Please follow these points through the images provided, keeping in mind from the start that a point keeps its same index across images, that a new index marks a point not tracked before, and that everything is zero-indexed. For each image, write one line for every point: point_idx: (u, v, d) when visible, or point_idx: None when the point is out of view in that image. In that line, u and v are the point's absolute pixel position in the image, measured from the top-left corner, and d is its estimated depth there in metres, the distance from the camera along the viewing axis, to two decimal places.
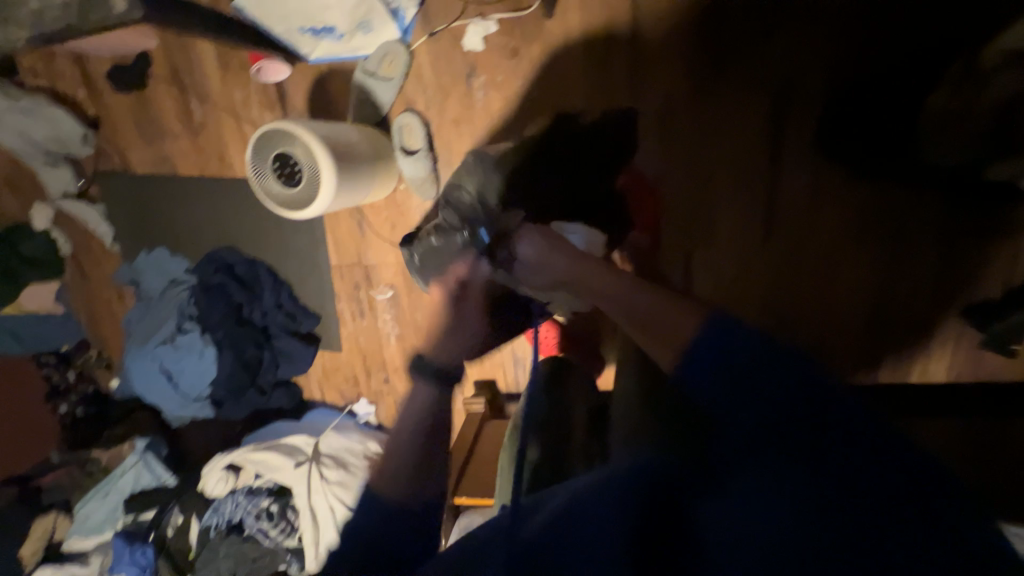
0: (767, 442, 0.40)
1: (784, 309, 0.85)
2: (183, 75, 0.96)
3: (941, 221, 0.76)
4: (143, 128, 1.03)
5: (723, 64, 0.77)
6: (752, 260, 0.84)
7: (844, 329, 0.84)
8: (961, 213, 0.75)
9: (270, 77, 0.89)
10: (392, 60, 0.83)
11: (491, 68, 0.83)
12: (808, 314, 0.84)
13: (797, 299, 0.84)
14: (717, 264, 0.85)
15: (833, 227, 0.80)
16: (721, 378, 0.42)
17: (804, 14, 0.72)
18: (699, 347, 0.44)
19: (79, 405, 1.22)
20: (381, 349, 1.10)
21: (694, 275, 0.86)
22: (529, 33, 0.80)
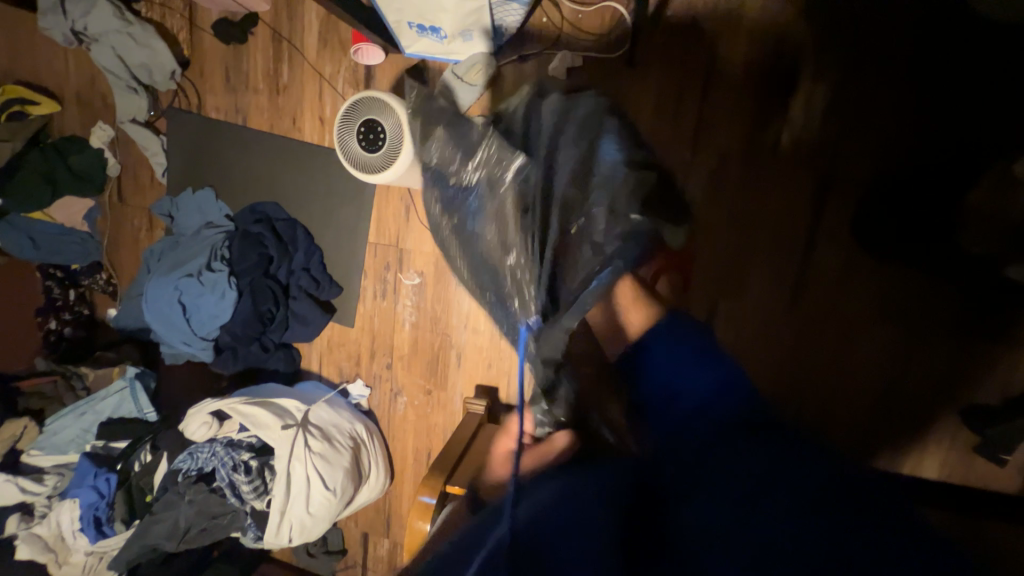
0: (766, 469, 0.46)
1: (796, 373, 0.88)
2: (283, 40, 1.04)
3: (950, 322, 0.82)
4: (229, 78, 1.10)
5: (775, 139, 0.85)
6: (774, 319, 0.88)
7: (848, 409, 0.87)
8: (972, 317, 0.81)
9: (365, 59, 0.96)
10: (480, 69, 0.90)
11: (567, 96, 0.91)
12: (817, 382, 0.88)
13: (811, 365, 0.88)
14: (741, 315, 0.89)
15: (855, 304, 0.85)
16: (714, 409, 0.55)
17: (853, 112, 0.82)
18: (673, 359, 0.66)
19: (69, 326, 1.21)
20: (392, 334, 1.11)
21: (718, 320, 0.90)
22: (608, 75, 0.89)
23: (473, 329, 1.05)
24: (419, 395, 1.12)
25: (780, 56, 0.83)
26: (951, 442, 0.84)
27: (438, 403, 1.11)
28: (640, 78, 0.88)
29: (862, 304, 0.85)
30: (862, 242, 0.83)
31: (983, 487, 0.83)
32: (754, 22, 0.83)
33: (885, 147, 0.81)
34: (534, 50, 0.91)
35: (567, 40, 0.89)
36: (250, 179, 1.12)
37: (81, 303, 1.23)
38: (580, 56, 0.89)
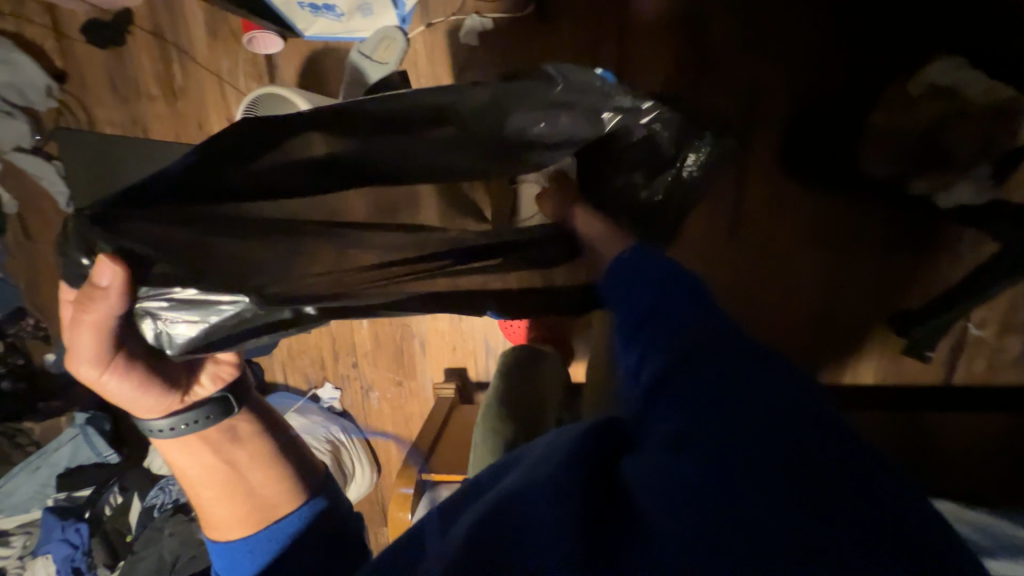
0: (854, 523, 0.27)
1: (744, 306, 0.92)
2: (167, 36, 0.94)
3: (874, 237, 0.87)
4: (115, 86, 0.99)
5: (697, 81, 0.84)
6: (718, 258, 0.91)
7: (791, 333, 0.92)
8: (892, 230, 0.86)
9: (262, 48, 0.89)
10: (388, 45, 0.83)
11: (485, 62, 0.87)
12: (764, 311, 0.92)
13: (757, 296, 0.92)
14: (687, 258, 0.92)
15: (789, 232, 0.89)
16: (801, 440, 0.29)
17: (768, 44, 0.82)
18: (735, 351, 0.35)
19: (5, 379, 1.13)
20: (351, 333, 1.10)
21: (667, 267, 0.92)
22: (522, 33, 0.85)
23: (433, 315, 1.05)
24: (390, 388, 1.12)
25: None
26: (883, 347, 0.91)
27: (411, 393, 1.11)
28: (555, 33, 0.85)
29: (794, 233, 0.88)
30: (788, 174, 0.86)
31: (912, 383, 0.92)
32: None
33: (801, 76, 0.82)
34: (442, 17, 0.86)
35: (475, 2, 0.84)
36: None
37: (11, 354, 1.14)
38: (490, 18, 0.85)
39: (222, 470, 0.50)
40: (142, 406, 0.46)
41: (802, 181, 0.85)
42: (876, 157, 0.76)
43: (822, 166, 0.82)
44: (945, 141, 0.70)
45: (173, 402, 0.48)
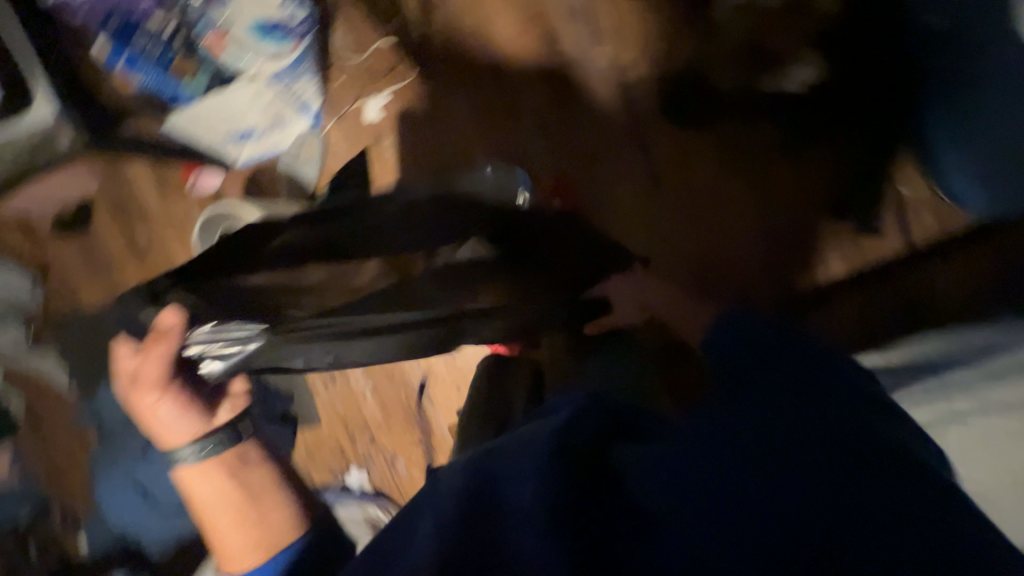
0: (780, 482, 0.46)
1: (698, 248, 0.97)
2: (125, 208, 1.07)
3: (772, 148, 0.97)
4: (91, 265, 1.10)
5: (571, 80, 0.97)
6: (655, 215, 0.98)
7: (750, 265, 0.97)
8: (790, 135, 0.94)
9: (208, 186, 1.02)
10: (309, 145, 0.98)
11: (393, 128, 0.98)
12: (719, 246, 0.97)
13: (706, 236, 0.97)
14: (630, 225, 0.98)
15: (705, 169, 0.97)
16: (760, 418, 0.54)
17: (613, 32, 0.95)
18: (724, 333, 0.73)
19: None
20: (358, 410, 1.13)
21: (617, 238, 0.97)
22: (415, 95, 0.97)
23: (427, 364, 1.10)
24: (412, 451, 1.13)
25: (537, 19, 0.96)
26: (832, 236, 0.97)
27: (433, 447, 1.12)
28: (442, 87, 0.98)
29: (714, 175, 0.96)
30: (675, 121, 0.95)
31: (879, 259, 0.95)
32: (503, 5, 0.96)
33: (651, 45, 0.94)
34: (345, 108, 0.99)
35: (368, 87, 0.98)
36: None
37: None
38: (384, 93, 0.97)
39: (238, 493, 0.75)
40: (177, 432, 0.70)
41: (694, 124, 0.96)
42: (725, 72, 0.93)
43: (701, 104, 0.94)
44: (758, 39, 0.91)
45: (200, 427, 0.72)
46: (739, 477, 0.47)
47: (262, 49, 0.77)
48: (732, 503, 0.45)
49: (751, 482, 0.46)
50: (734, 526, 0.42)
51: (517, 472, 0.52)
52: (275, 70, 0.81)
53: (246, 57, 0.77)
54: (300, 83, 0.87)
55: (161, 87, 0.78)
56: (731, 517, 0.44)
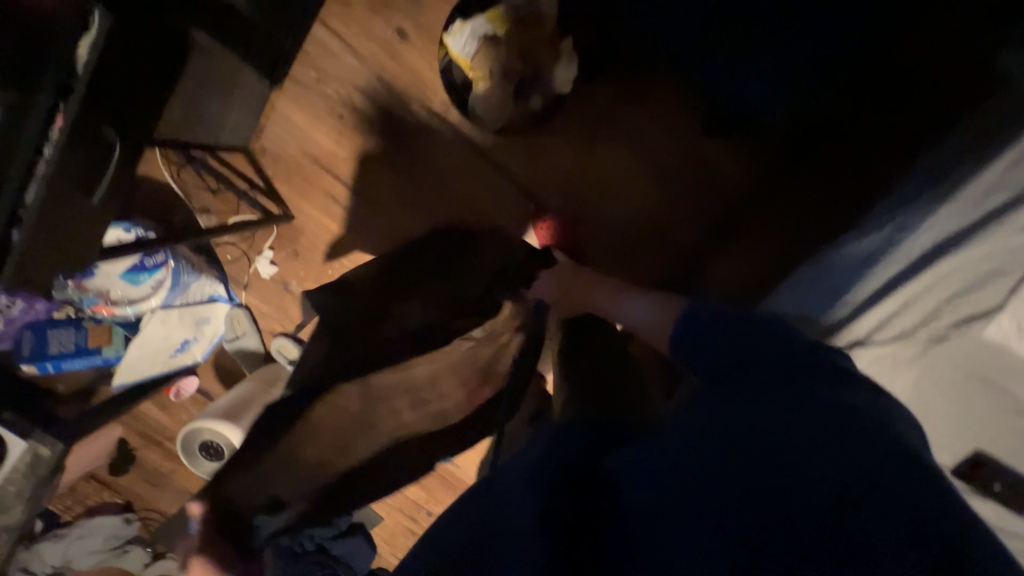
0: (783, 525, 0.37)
1: (602, 225, 0.95)
2: (150, 431, 1.24)
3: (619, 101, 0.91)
4: (154, 483, 1.29)
5: (406, 148, 0.96)
6: (546, 217, 0.97)
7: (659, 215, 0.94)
8: (630, 84, 0.89)
9: (190, 389, 1.16)
10: (239, 319, 1.06)
11: (293, 271, 1.05)
12: (620, 213, 0.95)
13: (603, 212, 0.95)
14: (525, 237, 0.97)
15: (567, 156, 0.94)
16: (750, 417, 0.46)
17: (418, 84, 0.93)
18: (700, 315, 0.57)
19: None
20: (406, 495, 1.26)
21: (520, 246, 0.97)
22: (291, 236, 1.03)
23: None
24: None
25: (346, 115, 0.95)
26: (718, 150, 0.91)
27: None
28: (307, 217, 1.02)
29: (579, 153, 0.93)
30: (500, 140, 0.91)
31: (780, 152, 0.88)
32: (307, 119, 0.95)
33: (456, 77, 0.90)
34: (246, 276, 1.06)
35: (251, 249, 1.04)
36: None
37: None
38: (267, 248, 1.04)
39: None
40: None
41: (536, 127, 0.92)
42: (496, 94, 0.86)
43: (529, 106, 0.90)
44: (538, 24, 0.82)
45: None
46: (727, 455, 0.43)
47: (141, 286, 0.88)
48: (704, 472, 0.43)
49: (730, 497, 0.40)
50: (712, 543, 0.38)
51: (509, 489, 0.49)
52: (164, 296, 0.90)
53: (135, 304, 0.87)
54: (191, 289, 0.95)
55: (93, 363, 0.88)
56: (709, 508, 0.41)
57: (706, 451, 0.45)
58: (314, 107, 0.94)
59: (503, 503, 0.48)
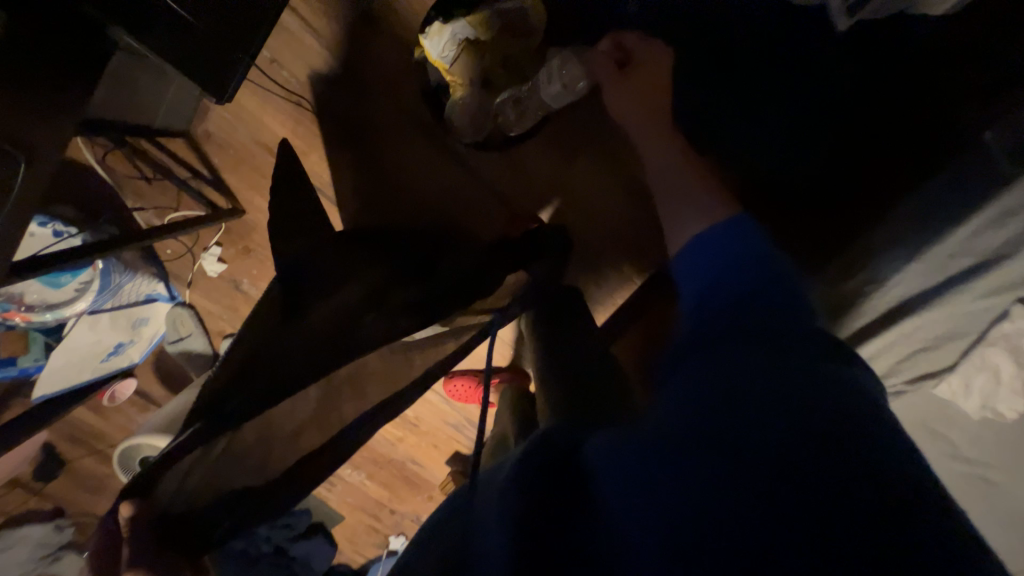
0: (776, 457, 0.32)
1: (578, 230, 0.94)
2: (81, 434, 1.14)
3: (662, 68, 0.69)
4: (88, 487, 1.19)
5: (372, 141, 0.89)
6: (517, 220, 0.93)
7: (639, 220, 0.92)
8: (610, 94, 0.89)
9: (127, 391, 1.06)
10: (183, 320, 0.97)
11: (243, 270, 0.97)
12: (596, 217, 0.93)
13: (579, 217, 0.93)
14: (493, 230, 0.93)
15: (543, 159, 0.91)
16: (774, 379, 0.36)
17: (388, 75, 0.86)
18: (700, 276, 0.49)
19: None
20: (369, 495, 1.24)
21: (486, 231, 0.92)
22: (242, 232, 0.94)
23: (399, 439, 1.17)
24: (428, 504, 1.26)
25: (304, 102, 0.86)
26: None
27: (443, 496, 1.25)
28: (258, 213, 0.92)
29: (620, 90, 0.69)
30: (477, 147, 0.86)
31: None
32: (262, 106, 0.86)
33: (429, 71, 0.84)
34: (190, 273, 0.97)
35: (194, 243, 0.94)
36: None
37: None
38: (214, 245, 0.94)
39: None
40: None
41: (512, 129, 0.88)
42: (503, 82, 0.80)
43: None
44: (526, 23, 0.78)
45: None
46: (730, 383, 0.37)
47: (62, 289, 0.77)
48: (706, 413, 0.36)
49: (729, 447, 0.34)
50: (719, 524, 0.31)
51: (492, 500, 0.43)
52: (93, 299, 0.80)
53: (57, 310, 0.77)
54: (124, 290, 0.86)
55: (6, 375, 0.78)
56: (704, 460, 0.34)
57: (679, 382, 0.41)
58: (269, 93, 0.85)
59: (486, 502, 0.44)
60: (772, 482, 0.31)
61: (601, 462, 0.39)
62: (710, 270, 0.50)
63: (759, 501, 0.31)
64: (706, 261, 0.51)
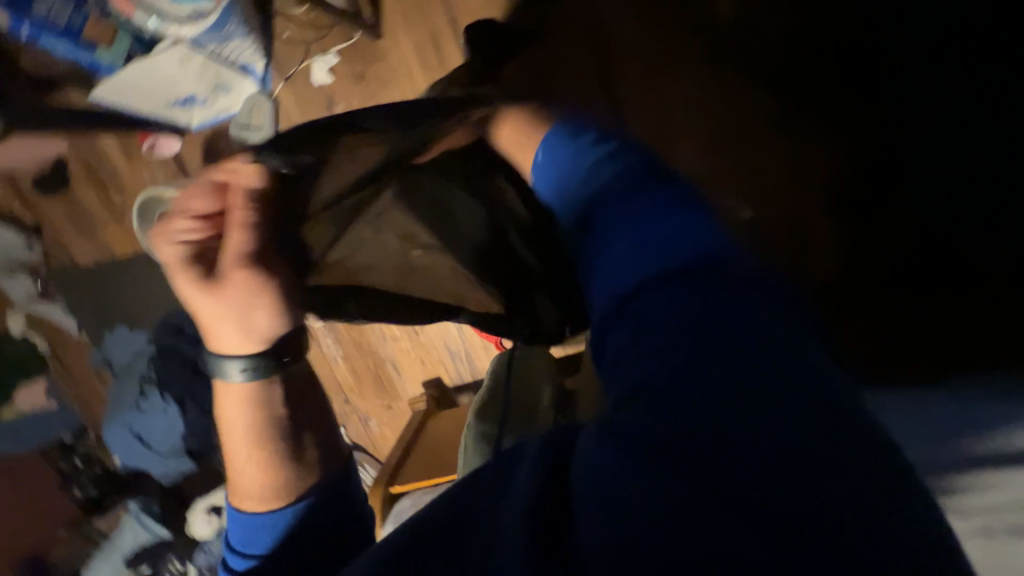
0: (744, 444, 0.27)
1: None
2: (95, 167, 1.06)
3: None
4: (77, 222, 1.13)
5: (542, 35, 0.82)
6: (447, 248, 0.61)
7: None
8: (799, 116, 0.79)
9: (167, 150, 0.99)
10: (257, 109, 0.90)
11: (346, 95, 0.89)
12: None
13: None
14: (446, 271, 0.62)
15: (693, 139, 0.83)
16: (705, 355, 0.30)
17: None
18: (614, 214, 0.41)
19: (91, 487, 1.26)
20: (333, 375, 1.18)
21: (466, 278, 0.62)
22: (366, 56, 0.87)
23: (393, 337, 1.11)
24: (383, 413, 1.20)
25: None
26: None
27: (402, 413, 1.18)
28: (393, 44, 0.85)
29: (766, 148, 0.81)
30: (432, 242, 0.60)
31: None
32: None
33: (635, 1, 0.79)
34: (293, 67, 0.90)
35: (315, 41, 0.88)
36: (139, 305, 1.17)
37: (91, 465, 1.28)
38: (333, 53, 0.87)
39: None
40: None
41: (673, 97, 0.82)
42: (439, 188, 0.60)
43: (686, 74, 0.81)
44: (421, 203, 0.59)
45: None
46: (682, 404, 0.29)
47: (179, 6, 0.68)
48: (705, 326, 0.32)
49: (686, 389, 0.29)
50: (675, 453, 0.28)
51: (516, 486, 0.33)
52: (199, 36, 0.71)
53: (161, 17, 0.68)
54: (230, 45, 0.77)
55: (76, 57, 0.71)
56: (713, 393, 0.29)
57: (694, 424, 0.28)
58: None
59: (515, 463, 0.35)
60: (723, 442, 0.27)
61: (591, 462, 0.30)
62: (588, 237, 0.43)
63: (722, 431, 0.27)
64: (598, 237, 0.42)
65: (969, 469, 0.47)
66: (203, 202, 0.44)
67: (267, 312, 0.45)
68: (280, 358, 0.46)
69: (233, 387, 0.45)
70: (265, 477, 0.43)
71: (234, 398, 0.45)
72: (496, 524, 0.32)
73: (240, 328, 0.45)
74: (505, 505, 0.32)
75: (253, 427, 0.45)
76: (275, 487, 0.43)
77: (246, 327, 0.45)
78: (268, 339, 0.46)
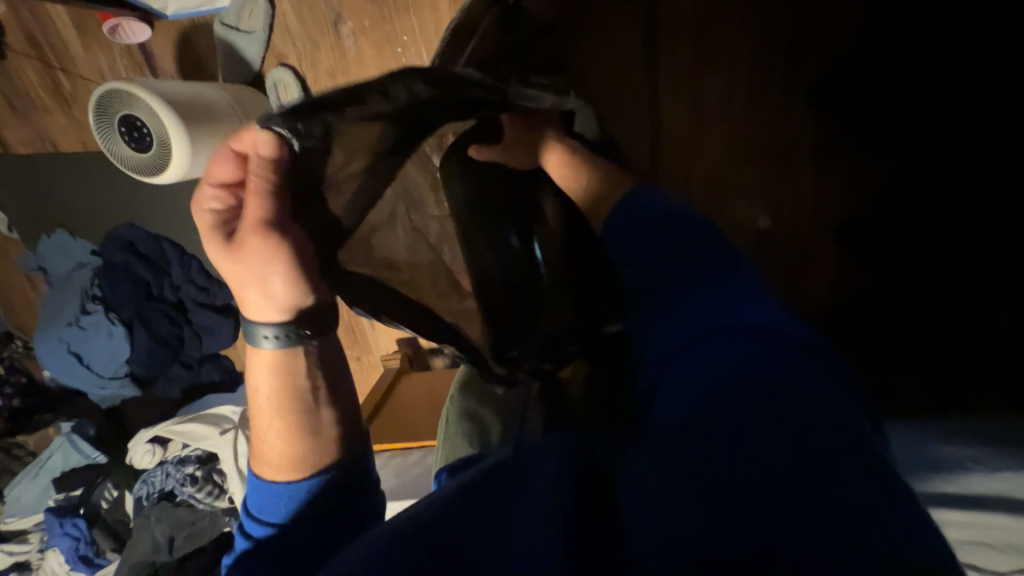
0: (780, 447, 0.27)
1: None
2: (41, 41, 0.90)
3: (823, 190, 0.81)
4: (14, 103, 0.97)
5: None
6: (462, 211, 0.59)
7: None
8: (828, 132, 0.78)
9: (133, 37, 0.84)
10: (252, 10, 0.79)
11: (357, 13, 0.79)
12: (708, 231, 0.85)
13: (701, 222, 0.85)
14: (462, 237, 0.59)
15: (720, 136, 0.80)
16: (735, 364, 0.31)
17: None
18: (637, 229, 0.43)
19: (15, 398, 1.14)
20: None
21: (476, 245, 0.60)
22: None
23: None
24: (351, 364, 1.15)
25: None
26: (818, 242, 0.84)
27: (371, 365, 1.14)
28: None
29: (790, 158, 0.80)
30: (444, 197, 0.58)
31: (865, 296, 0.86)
32: None
33: None
34: None
35: None
36: (85, 211, 1.04)
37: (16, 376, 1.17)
38: None
39: None
40: None
41: (710, 86, 0.78)
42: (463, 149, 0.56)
43: (728, 65, 0.76)
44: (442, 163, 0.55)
45: None
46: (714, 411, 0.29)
47: None
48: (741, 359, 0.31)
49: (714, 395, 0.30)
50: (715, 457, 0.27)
51: (544, 491, 0.31)
52: None
53: None
54: None
55: None
56: (732, 407, 0.29)
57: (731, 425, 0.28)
58: None
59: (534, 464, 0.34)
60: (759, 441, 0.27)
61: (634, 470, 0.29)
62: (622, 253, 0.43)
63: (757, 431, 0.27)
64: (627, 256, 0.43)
65: (933, 508, 0.50)
66: (226, 170, 0.42)
67: (285, 281, 0.42)
68: (304, 331, 0.43)
69: (260, 354, 0.43)
70: (285, 448, 0.42)
71: (263, 365, 0.43)
72: (522, 525, 0.30)
73: (262, 298, 0.42)
74: (527, 503, 0.31)
75: (281, 398, 0.43)
76: (297, 458, 0.42)
77: (267, 298, 0.42)
78: (290, 309, 0.43)
